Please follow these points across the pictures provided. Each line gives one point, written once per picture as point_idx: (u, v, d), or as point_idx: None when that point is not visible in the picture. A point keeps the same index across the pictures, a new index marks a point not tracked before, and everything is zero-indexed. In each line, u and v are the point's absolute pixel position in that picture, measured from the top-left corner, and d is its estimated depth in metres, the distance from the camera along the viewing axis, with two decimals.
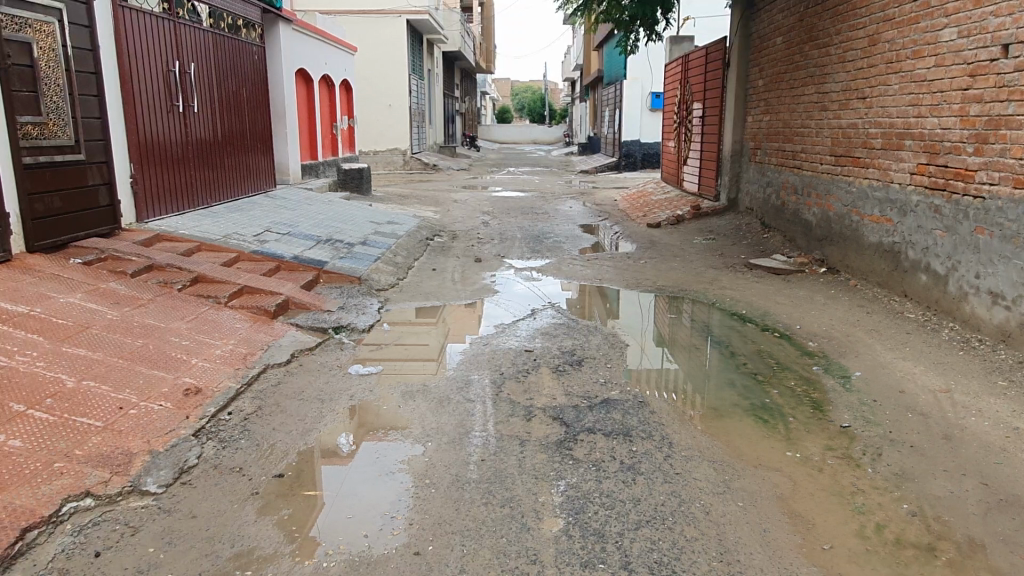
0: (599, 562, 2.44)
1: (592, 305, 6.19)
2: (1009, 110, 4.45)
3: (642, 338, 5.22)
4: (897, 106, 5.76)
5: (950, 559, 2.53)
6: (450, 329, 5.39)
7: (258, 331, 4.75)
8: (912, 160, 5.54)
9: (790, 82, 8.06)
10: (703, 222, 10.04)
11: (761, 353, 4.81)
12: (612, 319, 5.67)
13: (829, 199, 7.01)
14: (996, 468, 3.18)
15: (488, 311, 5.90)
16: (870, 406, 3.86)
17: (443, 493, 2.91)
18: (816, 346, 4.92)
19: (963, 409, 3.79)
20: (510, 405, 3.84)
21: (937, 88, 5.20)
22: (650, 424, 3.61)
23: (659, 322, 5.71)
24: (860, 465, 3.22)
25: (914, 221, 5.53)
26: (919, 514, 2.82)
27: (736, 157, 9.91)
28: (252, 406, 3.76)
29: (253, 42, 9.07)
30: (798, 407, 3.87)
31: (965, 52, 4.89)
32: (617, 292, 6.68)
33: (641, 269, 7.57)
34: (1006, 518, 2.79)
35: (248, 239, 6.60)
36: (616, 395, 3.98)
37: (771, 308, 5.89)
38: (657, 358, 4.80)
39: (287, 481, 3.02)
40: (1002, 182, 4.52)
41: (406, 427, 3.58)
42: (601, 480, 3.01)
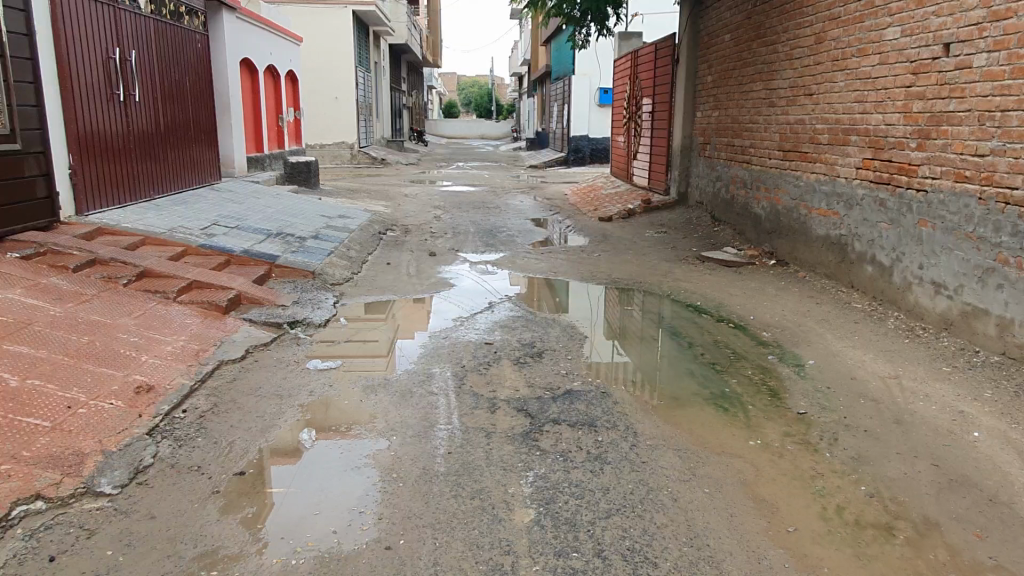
0: (572, 551, 2.45)
1: (541, 298, 6.22)
2: (950, 107, 4.62)
3: (600, 330, 5.25)
4: (843, 102, 5.93)
5: (909, 538, 2.62)
6: (399, 324, 5.35)
7: (210, 327, 4.61)
8: (857, 155, 5.71)
9: (738, 77, 8.21)
10: (654, 216, 10.18)
11: (717, 343, 4.90)
12: (561, 311, 5.71)
13: (778, 192, 7.18)
14: (946, 450, 3.30)
15: (436, 305, 5.87)
16: (824, 393, 3.97)
17: (412, 486, 2.87)
18: (770, 335, 5.03)
19: (912, 394, 3.93)
20: (473, 398, 3.82)
21: (882, 85, 5.37)
22: (613, 414, 3.63)
23: (616, 314, 5.76)
24: (818, 450, 3.30)
25: (860, 214, 5.71)
26: (877, 495, 2.91)
27: (686, 152, 10.06)
28: (208, 403, 3.64)
29: (195, 30, 8.78)
30: (756, 395, 3.95)
31: (908, 50, 5.05)
32: (572, 285, 6.71)
33: (595, 262, 7.63)
34: (958, 497, 2.90)
35: (195, 232, 6.40)
36: (579, 386, 4.00)
37: (725, 299, 6.00)
38: (606, 349, 4.83)
39: (248, 479, 2.93)
40: (943, 177, 4.70)
41: (369, 422, 3.52)
42: (570, 470, 3.01)
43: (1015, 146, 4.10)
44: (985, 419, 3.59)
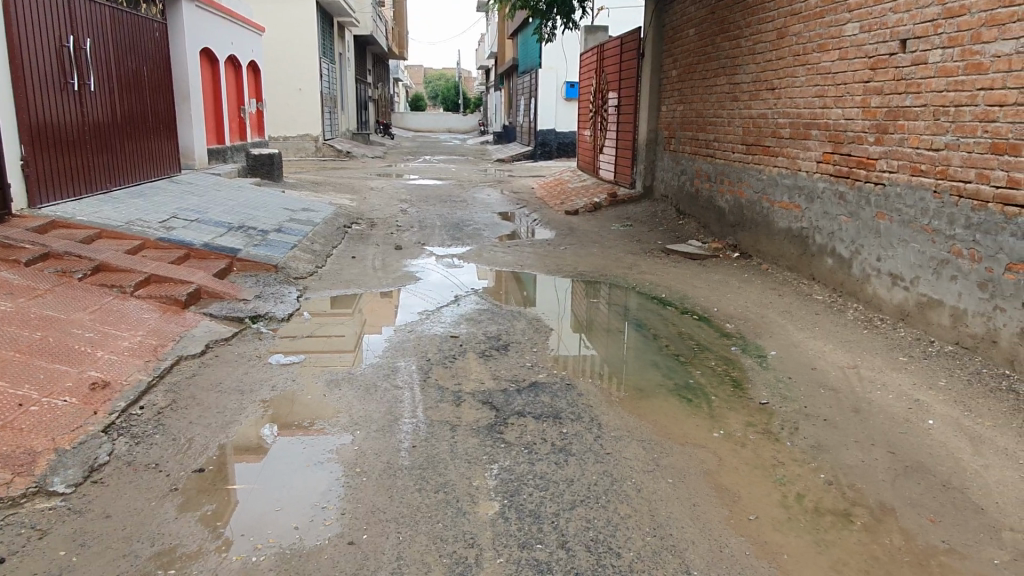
0: (536, 543, 2.45)
1: (510, 291, 6.21)
2: (906, 102, 4.72)
3: (566, 322, 5.27)
4: (804, 97, 6.02)
5: (865, 524, 2.67)
6: (366, 318, 5.29)
7: (169, 322, 4.51)
8: (818, 149, 5.80)
9: (702, 72, 8.28)
10: (620, 209, 10.23)
11: (681, 335, 4.94)
12: (530, 304, 5.71)
13: (741, 186, 7.26)
14: (902, 437, 3.38)
15: (404, 299, 5.82)
16: (785, 383, 4.04)
17: (375, 481, 2.85)
18: (733, 327, 5.09)
19: (870, 383, 4.01)
20: (438, 391, 3.80)
21: (841, 80, 5.45)
22: (578, 406, 3.65)
23: (583, 307, 5.79)
24: (779, 439, 3.36)
25: (820, 207, 5.81)
26: (835, 482, 2.97)
27: (651, 146, 10.13)
28: (166, 399, 3.56)
29: (153, 18, 8.58)
30: (719, 386, 4.00)
31: (866, 46, 5.14)
32: (539, 278, 6.72)
33: (561, 256, 7.64)
34: (913, 483, 2.98)
35: (154, 225, 6.26)
36: (544, 379, 4.01)
37: (689, 291, 6.06)
38: (576, 342, 4.85)
39: (208, 476, 2.88)
40: (900, 170, 4.80)
41: (333, 416, 3.48)
42: (534, 462, 3.01)
43: (968, 140, 4.19)
44: (939, 407, 3.68)
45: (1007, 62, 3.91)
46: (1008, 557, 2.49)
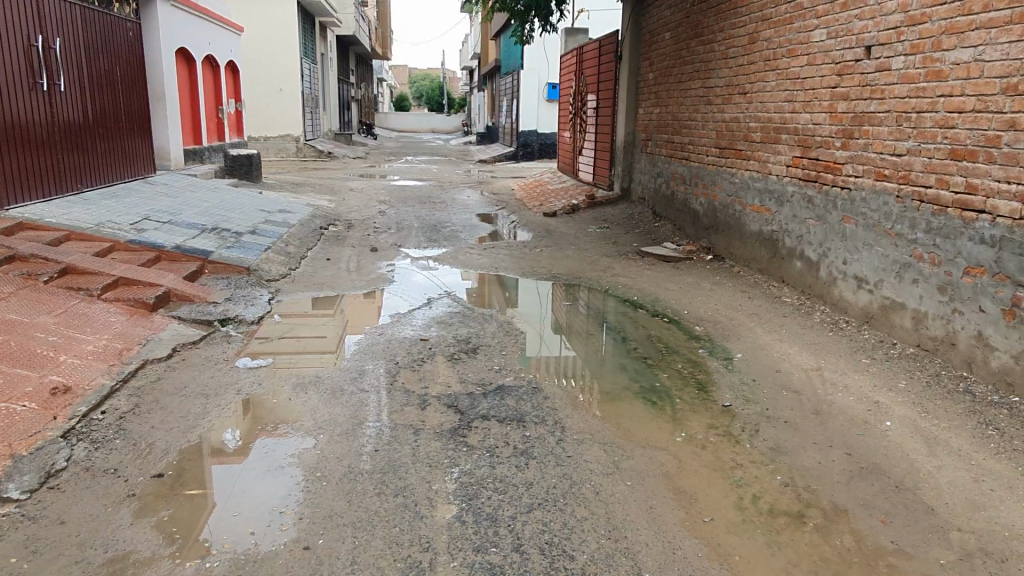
0: (491, 546, 2.47)
1: (491, 292, 6.25)
2: (871, 108, 4.78)
3: (541, 325, 5.30)
4: (774, 101, 6.08)
5: (817, 525, 2.72)
6: (348, 320, 5.28)
7: (136, 325, 4.49)
8: (787, 153, 5.87)
9: (678, 75, 8.34)
10: (597, 211, 10.28)
11: (650, 337, 4.98)
12: (511, 306, 5.74)
13: (714, 189, 7.33)
14: (860, 439, 3.44)
15: (388, 302, 5.78)
16: (749, 386, 4.08)
17: (335, 485, 2.85)
18: (701, 329, 5.14)
19: (832, 385, 4.07)
20: (404, 394, 3.82)
21: (810, 85, 5.52)
22: (543, 409, 3.67)
23: (557, 310, 5.82)
24: (739, 441, 3.40)
25: (790, 210, 5.87)
26: (791, 484, 3.02)
27: (628, 148, 10.19)
28: (129, 404, 3.55)
29: (126, 18, 8.52)
30: (684, 389, 4.04)
31: (833, 52, 5.21)
32: (515, 280, 6.74)
33: (536, 258, 7.67)
34: (866, 485, 3.03)
35: (124, 227, 6.22)
36: (511, 382, 4.03)
37: (661, 294, 6.10)
38: (556, 345, 4.89)
39: (166, 481, 2.87)
40: (865, 175, 4.86)
41: (298, 420, 3.48)
42: (495, 466, 3.03)
43: (929, 146, 4.26)
44: (898, 409, 3.75)
45: (965, 70, 3.97)
46: (954, 557, 2.55)
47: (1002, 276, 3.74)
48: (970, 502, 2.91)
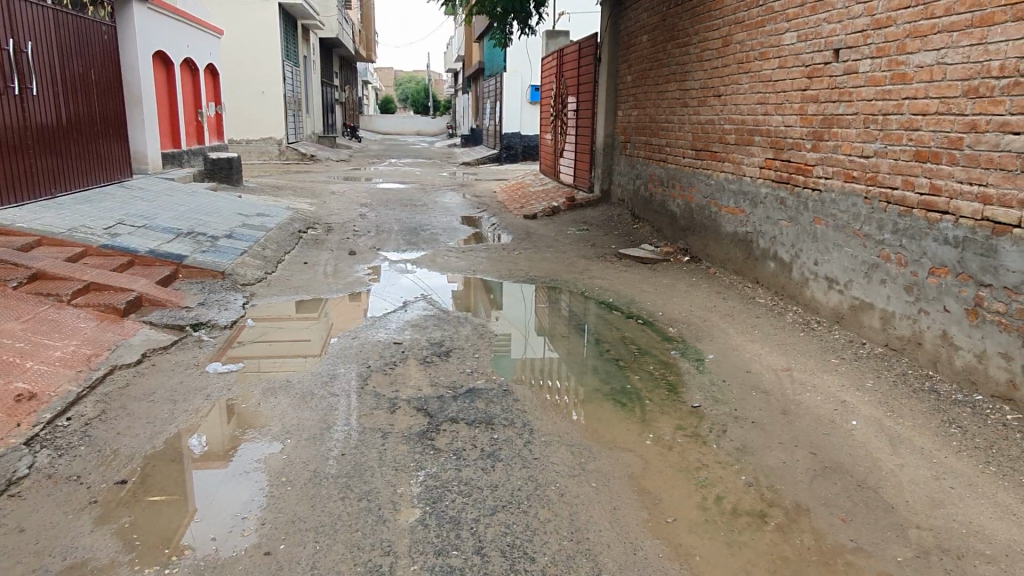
0: (452, 549, 2.47)
1: (477, 295, 6.29)
2: (839, 110, 4.84)
3: (522, 328, 5.34)
4: (747, 104, 6.13)
5: (778, 524, 2.75)
6: (332, 322, 5.30)
7: (106, 330, 4.46)
8: (760, 155, 5.92)
9: (655, 78, 8.39)
10: (577, 213, 10.31)
11: (624, 339, 5.01)
12: (495, 309, 5.78)
13: (691, 190, 7.37)
14: (825, 439, 3.47)
15: (372, 302, 5.84)
16: (719, 386, 4.11)
17: (300, 490, 2.85)
18: (675, 331, 5.17)
19: (801, 385, 4.11)
20: (374, 398, 3.81)
21: (781, 88, 5.57)
22: (512, 411, 3.68)
23: (538, 312, 5.85)
24: (706, 442, 3.43)
25: (763, 212, 5.92)
26: (754, 484, 3.05)
27: (608, 150, 10.22)
28: (95, 410, 3.53)
29: (101, 21, 8.46)
30: (654, 390, 4.06)
31: (803, 54, 5.26)
32: (498, 283, 6.77)
33: (514, 260, 7.69)
34: (829, 484, 3.07)
35: (98, 232, 6.18)
36: (482, 384, 4.04)
37: (636, 296, 6.13)
38: (538, 347, 4.92)
39: (129, 488, 2.86)
40: (835, 176, 4.91)
41: (266, 425, 3.48)
42: (461, 468, 3.04)
43: (895, 148, 4.31)
44: (864, 408, 3.79)
45: (928, 72, 4.02)
46: (911, 554, 2.59)
47: (965, 276, 3.79)
48: (930, 499, 2.95)
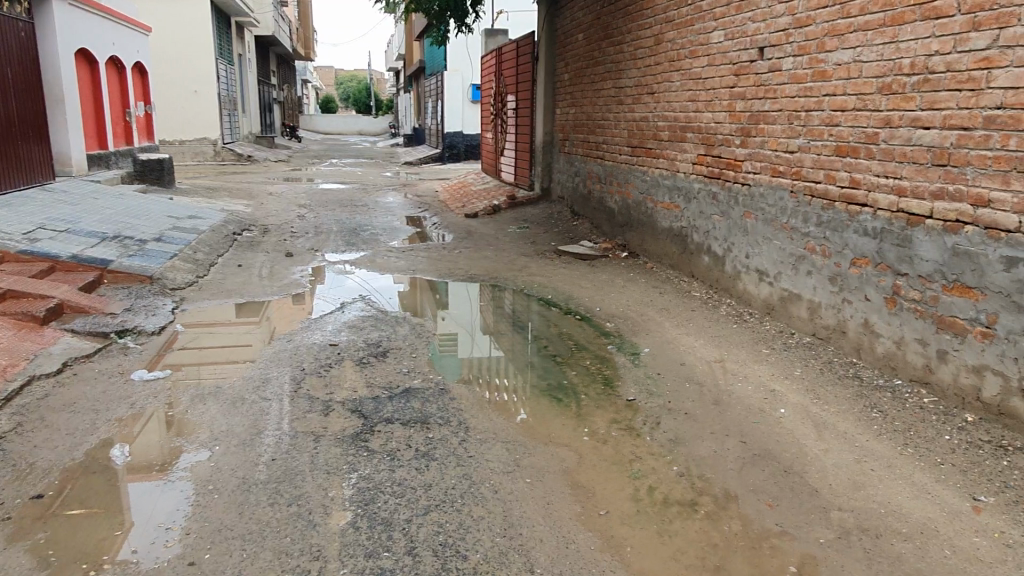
0: (383, 551, 2.45)
1: (424, 295, 6.25)
2: (765, 107, 4.97)
3: (469, 327, 5.34)
4: (679, 101, 6.24)
5: (708, 512, 2.82)
6: (269, 325, 5.19)
7: (23, 339, 4.27)
8: (693, 151, 6.03)
9: (591, 76, 8.47)
10: (518, 211, 10.34)
11: (562, 335, 5.04)
12: (441, 309, 5.76)
13: (628, 187, 7.47)
14: (754, 427, 3.56)
15: (316, 304, 5.76)
16: (653, 379, 4.18)
17: (227, 497, 2.77)
18: (612, 326, 5.23)
19: (733, 376, 4.21)
20: (307, 401, 3.74)
21: (711, 85, 5.69)
22: (448, 410, 3.66)
23: (484, 310, 5.85)
24: (640, 434, 3.48)
25: (696, 207, 6.03)
26: (686, 474, 3.11)
27: (548, 148, 10.28)
28: (9, 423, 3.37)
29: (17, 17, 8.09)
30: (590, 385, 4.10)
31: (730, 53, 5.38)
32: (445, 282, 6.75)
33: (455, 259, 7.66)
34: (757, 471, 3.15)
35: (15, 237, 5.90)
36: (418, 385, 4.00)
37: (575, 292, 6.18)
38: (486, 346, 4.93)
39: (45, 502, 2.73)
40: (762, 172, 5.04)
41: (193, 432, 3.37)
42: (395, 469, 3.01)
43: (817, 143, 4.44)
44: (792, 396, 3.90)
45: (846, 70, 4.16)
46: (833, 535, 2.68)
47: (884, 266, 3.93)
48: (851, 481, 3.06)
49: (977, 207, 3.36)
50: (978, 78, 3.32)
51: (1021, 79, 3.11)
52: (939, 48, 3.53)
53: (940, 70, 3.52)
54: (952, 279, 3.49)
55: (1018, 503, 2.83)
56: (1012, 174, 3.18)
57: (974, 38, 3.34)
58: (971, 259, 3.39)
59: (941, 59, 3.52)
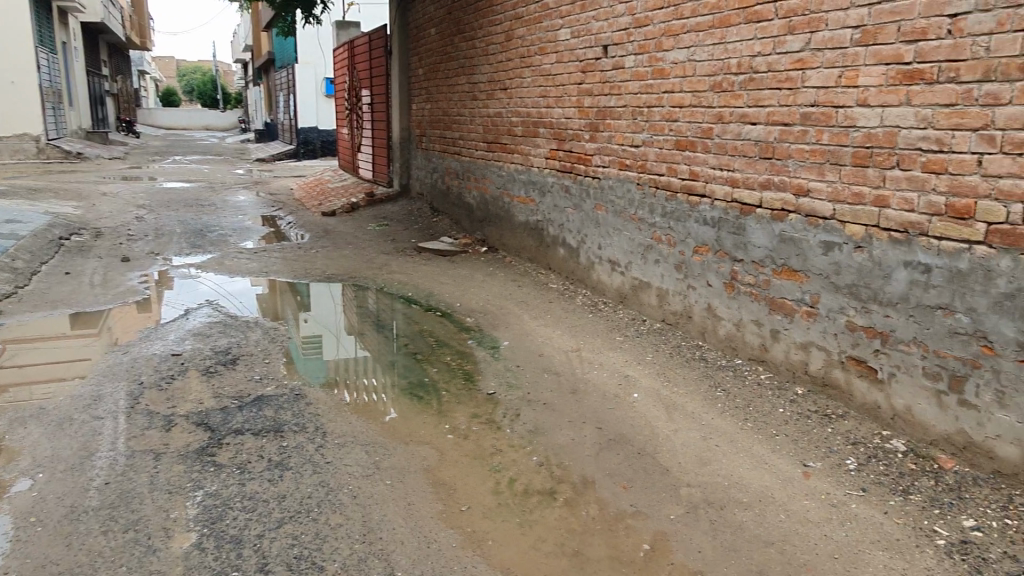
0: (233, 571, 2.31)
1: (283, 297, 6.00)
2: (611, 103, 5.15)
3: (332, 328, 5.19)
4: (530, 97, 6.35)
5: (566, 499, 2.90)
6: (105, 337, 4.78)
7: None
8: (545, 146, 6.16)
9: (445, 72, 8.44)
10: (377, 208, 10.15)
11: (422, 332, 4.99)
12: (303, 311, 5.56)
13: (485, 182, 7.51)
14: (609, 413, 3.69)
15: (164, 311, 5.38)
16: (513, 372, 4.23)
17: (52, 529, 2.51)
18: (472, 321, 5.24)
19: (589, 364, 4.34)
20: (146, 417, 3.47)
21: (560, 82, 5.83)
22: (303, 416, 3.52)
23: (346, 310, 5.70)
24: (500, 427, 3.51)
25: (551, 201, 6.17)
26: (545, 463, 3.18)
27: (404, 143, 10.16)
28: None
29: None
30: (451, 381, 4.09)
31: (577, 50, 5.53)
32: (305, 282, 6.51)
33: (311, 259, 7.39)
34: (613, 455, 3.27)
35: None
36: (271, 391, 3.82)
37: (435, 288, 6.14)
38: (350, 346, 4.81)
39: None
40: (610, 165, 5.23)
41: (11, 460, 3.03)
42: (245, 483, 2.85)
43: (659, 138, 4.66)
44: (644, 380, 4.08)
45: (682, 68, 4.39)
46: (682, 511, 2.83)
47: (721, 253, 4.19)
48: (698, 458, 3.24)
49: (798, 196, 3.64)
50: (795, 78, 3.60)
51: (830, 78, 3.41)
52: (761, 50, 3.80)
53: (763, 70, 3.79)
54: (780, 263, 3.78)
55: (841, 465, 3.11)
56: (826, 166, 3.47)
57: (790, 40, 3.61)
58: (795, 245, 3.68)
59: (763, 59, 3.79)
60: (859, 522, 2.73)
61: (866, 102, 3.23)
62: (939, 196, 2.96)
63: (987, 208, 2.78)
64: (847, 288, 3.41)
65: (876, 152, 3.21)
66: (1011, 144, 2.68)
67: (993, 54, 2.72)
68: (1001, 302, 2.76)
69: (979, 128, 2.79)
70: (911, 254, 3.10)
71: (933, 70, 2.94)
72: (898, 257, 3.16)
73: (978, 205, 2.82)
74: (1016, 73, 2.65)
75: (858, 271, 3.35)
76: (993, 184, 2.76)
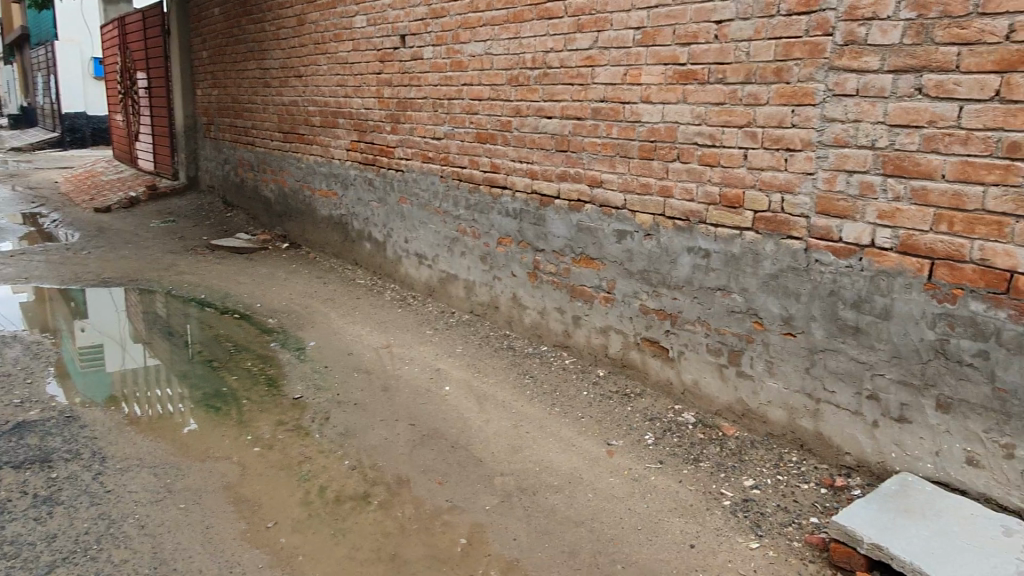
0: None
1: (52, 305, 5.31)
2: (411, 94, 5.09)
3: (115, 337, 4.68)
4: (327, 86, 6.10)
5: (381, 502, 2.83)
6: None
7: None
8: (345, 137, 5.96)
9: (232, 55, 7.88)
10: (161, 203, 9.29)
11: (217, 337, 4.63)
12: (78, 320, 4.97)
13: (282, 175, 7.13)
14: (422, 409, 3.65)
15: None
16: (321, 373, 4.05)
17: None
18: (274, 321, 4.95)
19: (400, 360, 4.26)
20: None
21: (357, 70, 5.66)
22: (77, 441, 3.12)
23: (130, 316, 5.15)
24: (308, 433, 3.35)
25: (353, 194, 5.98)
26: (358, 467, 3.08)
27: (190, 133, 9.37)
28: None
29: None
30: (252, 388, 3.83)
31: (374, 39, 5.39)
32: (77, 287, 5.80)
33: (82, 261, 6.59)
34: (427, 451, 3.24)
35: None
36: (35, 415, 3.34)
37: (231, 289, 5.73)
38: (138, 356, 4.37)
39: None
40: (413, 157, 5.17)
41: None
42: (5, 526, 2.48)
43: (460, 130, 4.68)
44: (455, 372, 4.08)
45: (479, 61, 4.43)
46: (497, 500, 2.87)
47: (524, 244, 4.30)
48: (511, 446, 3.29)
49: (593, 187, 3.82)
50: (585, 74, 3.76)
51: (617, 76, 3.59)
52: (554, 46, 3.92)
53: (556, 66, 3.92)
54: (579, 252, 3.95)
55: (640, 441, 3.31)
56: (616, 159, 3.66)
57: (579, 38, 3.76)
58: (592, 234, 3.86)
59: (556, 56, 3.92)
60: (658, 493, 2.92)
61: (649, 99, 3.45)
62: (714, 187, 3.23)
63: (753, 197, 3.08)
64: (639, 274, 3.64)
65: (659, 146, 3.44)
66: (770, 140, 2.99)
67: (752, 58, 3.00)
68: (768, 282, 3.08)
69: (743, 125, 3.08)
70: (692, 240, 3.36)
71: (704, 71, 3.20)
72: (682, 244, 3.41)
73: (745, 195, 3.11)
74: (771, 76, 2.95)
75: (648, 258, 3.58)
76: (757, 175, 3.06)
